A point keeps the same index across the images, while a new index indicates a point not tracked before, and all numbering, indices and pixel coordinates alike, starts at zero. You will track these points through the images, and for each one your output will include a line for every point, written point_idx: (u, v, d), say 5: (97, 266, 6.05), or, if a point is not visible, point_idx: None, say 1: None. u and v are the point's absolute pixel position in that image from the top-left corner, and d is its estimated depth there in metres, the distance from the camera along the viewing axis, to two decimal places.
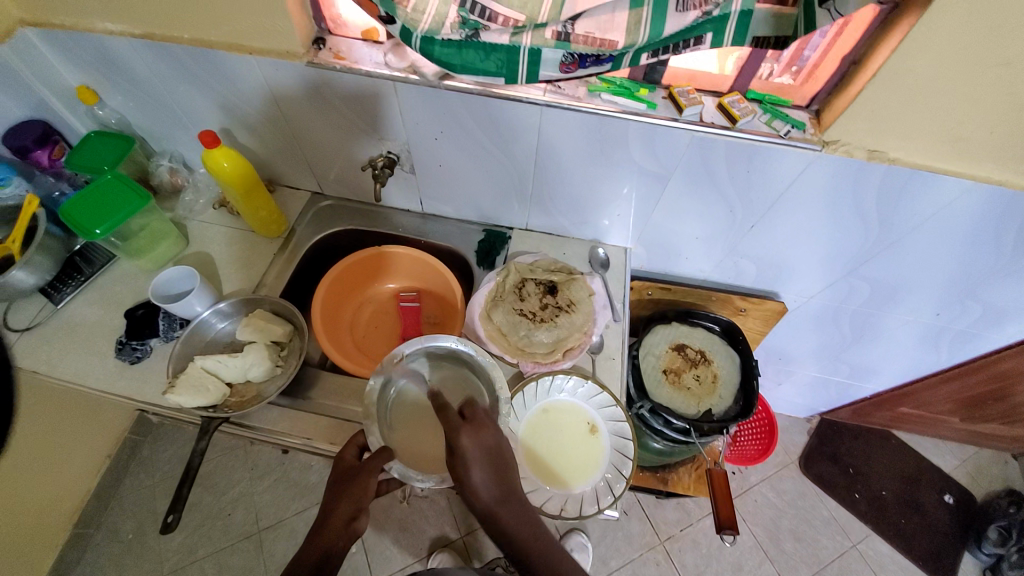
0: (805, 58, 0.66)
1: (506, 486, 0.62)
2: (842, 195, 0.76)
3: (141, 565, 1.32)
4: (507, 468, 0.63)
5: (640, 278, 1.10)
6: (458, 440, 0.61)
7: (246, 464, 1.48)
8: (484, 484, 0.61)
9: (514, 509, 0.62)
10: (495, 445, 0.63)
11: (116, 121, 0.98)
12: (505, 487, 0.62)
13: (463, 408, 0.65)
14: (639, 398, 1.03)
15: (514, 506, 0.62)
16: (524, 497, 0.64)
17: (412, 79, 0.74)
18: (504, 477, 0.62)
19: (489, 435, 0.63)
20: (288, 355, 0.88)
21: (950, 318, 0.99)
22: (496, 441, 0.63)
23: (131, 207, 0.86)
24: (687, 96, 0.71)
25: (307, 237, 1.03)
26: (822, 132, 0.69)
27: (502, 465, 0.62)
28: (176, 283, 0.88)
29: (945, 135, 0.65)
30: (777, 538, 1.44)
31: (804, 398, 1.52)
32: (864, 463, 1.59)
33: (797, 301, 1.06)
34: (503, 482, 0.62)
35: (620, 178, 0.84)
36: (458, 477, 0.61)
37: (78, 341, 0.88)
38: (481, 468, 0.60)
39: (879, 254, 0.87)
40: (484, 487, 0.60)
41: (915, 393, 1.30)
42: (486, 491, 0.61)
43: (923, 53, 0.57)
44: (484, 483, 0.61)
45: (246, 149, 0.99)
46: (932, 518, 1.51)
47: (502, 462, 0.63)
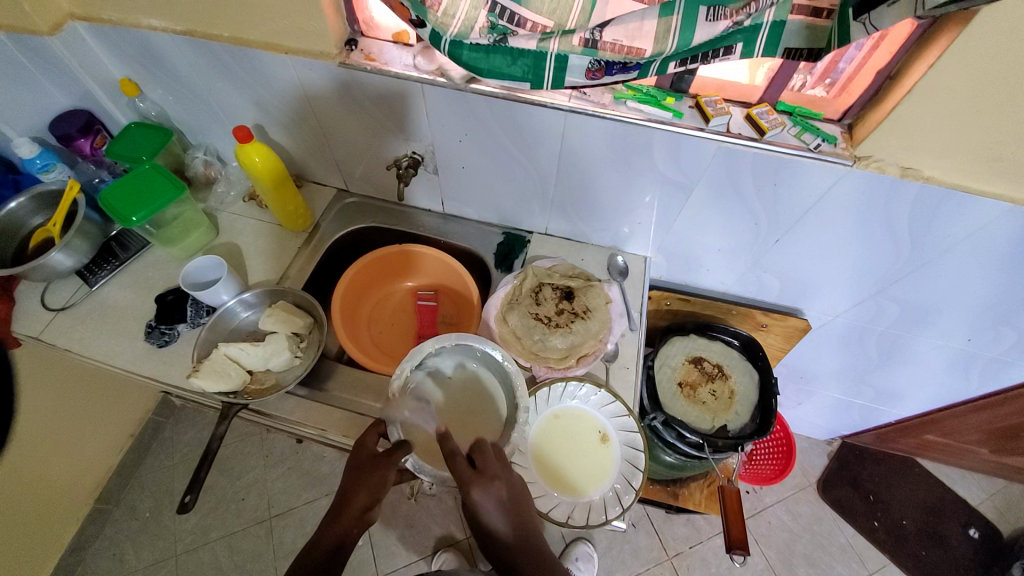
0: (840, 71, 0.65)
1: (521, 528, 0.63)
2: (873, 211, 0.74)
3: (156, 543, 1.36)
4: (520, 504, 0.64)
5: (659, 287, 1.09)
6: (469, 495, 0.60)
7: (261, 450, 1.51)
8: (502, 527, 0.62)
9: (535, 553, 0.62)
10: (508, 488, 0.63)
11: (156, 114, 1.02)
12: (521, 528, 0.63)
13: (472, 455, 0.64)
14: (652, 410, 1.02)
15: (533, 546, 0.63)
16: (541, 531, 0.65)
17: (439, 82, 0.76)
18: (519, 515, 0.63)
19: (499, 480, 0.62)
20: (306, 347, 0.89)
21: (982, 345, 0.95)
22: (505, 492, 0.62)
23: (167, 195, 0.90)
24: (714, 106, 0.70)
25: (332, 233, 1.05)
26: (855, 146, 0.67)
27: (516, 505, 0.63)
28: (204, 272, 0.91)
29: (983, 153, 0.62)
30: (790, 563, 1.40)
31: (824, 419, 1.48)
32: (884, 489, 1.53)
33: (821, 319, 1.04)
34: (518, 521, 0.63)
35: (643, 186, 0.83)
36: (478, 525, 0.62)
37: (111, 322, 0.92)
38: (496, 515, 0.61)
39: (909, 275, 0.84)
40: (503, 528, 0.62)
41: (943, 421, 1.25)
42: (504, 531, 0.62)
43: (962, 68, 0.55)
44: (502, 527, 0.62)
45: (276, 145, 1.02)
46: (955, 552, 1.44)
47: (514, 501, 0.63)
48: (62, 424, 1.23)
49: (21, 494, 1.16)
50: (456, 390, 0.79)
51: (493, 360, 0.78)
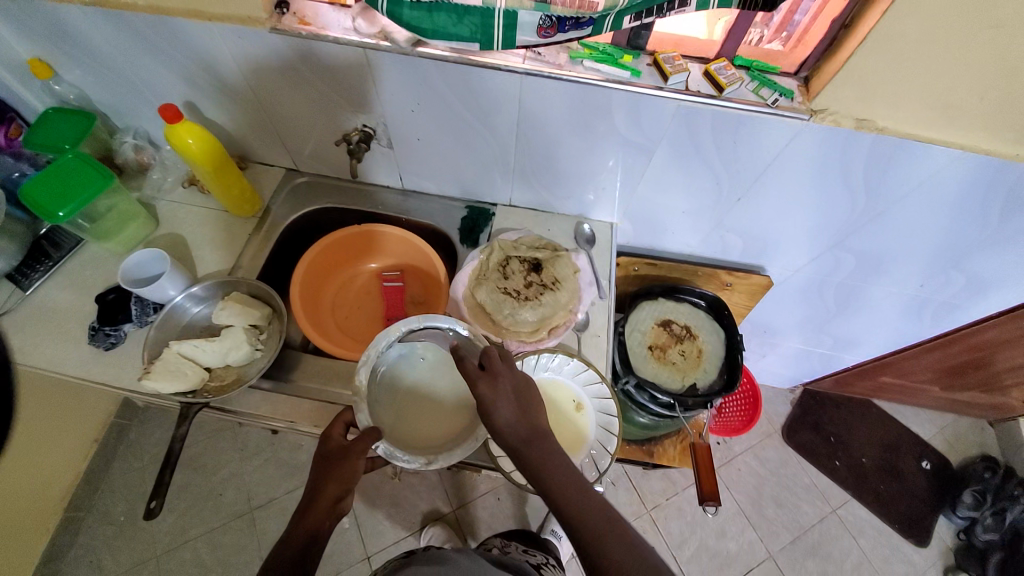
0: (795, 23, 0.64)
1: (530, 422, 0.63)
2: (830, 165, 0.75)
3: (134, 547, 1.33)
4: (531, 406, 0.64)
5: (626, 253, 1.09)
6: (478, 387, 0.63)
7: (235, 445, 1.47)
8: (509, 417, 0.62)
9: (542, 446, 0.60)
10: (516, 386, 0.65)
11: (75, 97, 0.92)
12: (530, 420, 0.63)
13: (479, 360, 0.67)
14: (625, 374, 1.03)
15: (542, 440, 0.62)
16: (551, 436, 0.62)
17: (384, 46, 0.70)
18: (528, 414, 0.63)
19: (509, 378, 0.66)
20: (267, 338, 0.85)
21: (934, 289, 1.00)
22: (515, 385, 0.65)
23: (95, 186, 0.82)
24: (672, 62, 0.69)
25: (283, 216, 0.99)
26: (810, 100, 0.67)
27: (525, 402, 0.64)
28: (147, 266, 0.85)
29: (933, 103, 0.63)
30: (760, 504, 1.49)
31: (788, 369, 1.55)
32: (845, 431, 1.64)
33: (783, 275, 1.06)
34: (528, 417, 0.63)
35: (605, 150, 0.81)
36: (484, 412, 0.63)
37: (49, 327, 0.85)
38: (505, 401, 0.63)
39: (865, 226, 0.86)
40: (510, 416, 0.62)
41: (896, 363, 1.32)
42: (511, 423, 0.62)
43: (913, 15, 0.54)
44: (509, 418, 0.62)
45: (214, 124, 0.95)
46: (910, 483, 1.56)
47: (527, 403, 0.64)
48: (26, 438, 1.16)
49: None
50: (431, 370, 0.78)
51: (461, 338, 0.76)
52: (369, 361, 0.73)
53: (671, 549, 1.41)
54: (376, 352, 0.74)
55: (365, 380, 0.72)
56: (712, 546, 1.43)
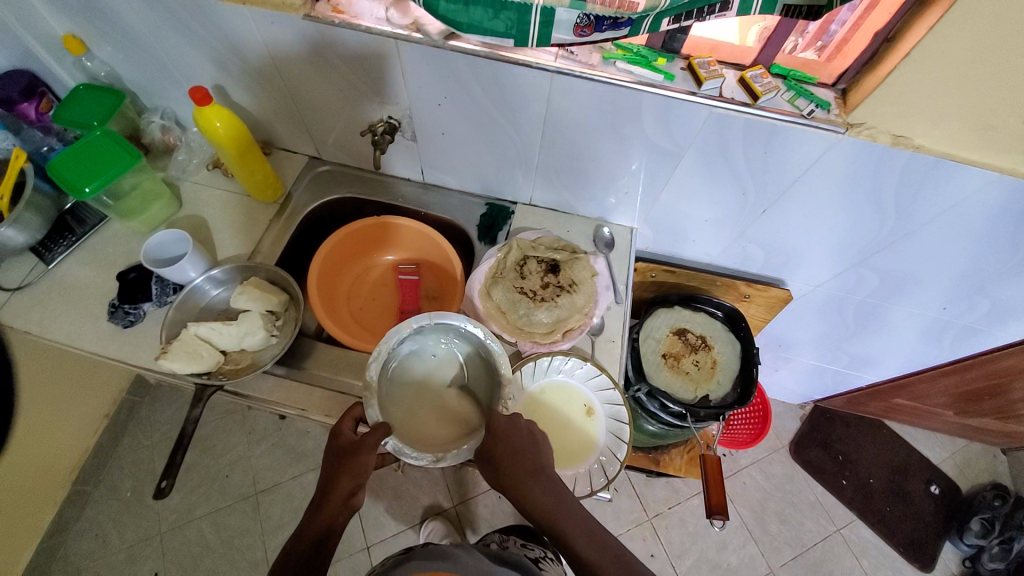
0: (832, 33, 0.63)
1: (533, 443, 0.67)
2: (862, 181, 0.73)
3: (139, 522, 1.35)
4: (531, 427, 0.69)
5: (644, 259, 1.08)
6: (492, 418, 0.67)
7: (243, 427, 1.49)
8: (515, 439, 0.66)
9: (542, 484, 0.65)
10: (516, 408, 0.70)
11: (106, 75, 0.93)
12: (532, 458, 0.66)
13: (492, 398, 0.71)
14: (637, 381, 1.02)
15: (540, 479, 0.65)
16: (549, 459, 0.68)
17: (415, 38, 0.70)
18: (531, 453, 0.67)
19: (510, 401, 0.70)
20: (283, 325, 0.85)
21: (956, 313, 0.97)
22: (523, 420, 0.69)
23: (121, 165, 0.83)
24: (707, 67, 0.67)
25: (304, 204, 0.99)
26: (848, 113, 0.65)
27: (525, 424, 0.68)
28: (169, 247, 0.85)
29: (974, 123, 0.61)
30: (763, 520, 1.47)
31: (799, 384, 1.52)
32: (854, 450, 1.61)
33: (802, 289, 1.05)
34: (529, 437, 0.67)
35: (631, 154, 0.80)
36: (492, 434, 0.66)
37: (71, 302, 0.86)
38: (510, 423, 0.67)
39: (891, 245, 0.84)
40: (516, 438, 0.66)
41: (911, 385, 1.30)
42: (516, 445, 0.65)
43: (962, 30, 0.53)
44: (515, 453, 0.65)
45: (240, 109, 0.95)
46: (917, 507, 1.53)
47: (528, 425, 0.69)
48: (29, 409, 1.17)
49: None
50: (441, 368, 0.77)
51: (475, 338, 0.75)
52: (381, 356, 0.72)
53: (671, 558, 1.40)
54: (389, 347, 0.73)
55: (375, 374, 0.71)
56: (712, 558, 1.41)
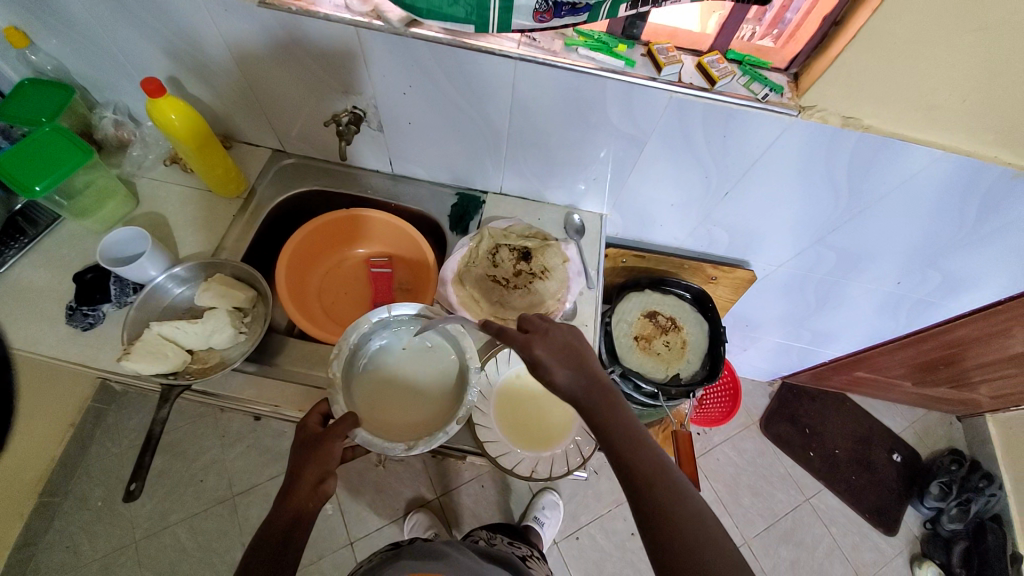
0: (787, 20, 0.66)
1: (591, 379, 0.56)
2: (816, 162, 0.76)
3: (113, 531, 1.31)
4: (586, 358, 0.57)
5: (615, 245, 1.09)
6: (529, 351, 0.55)
7: (217, 431, 1.46)
8: (565, 380, 0.55)
9: (605, 406, 0.55)
10: (562, 340, 0.57)
11: (52, 68, 0.89)
12: (589, 377, 0.56)
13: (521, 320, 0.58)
14: (610, 363, 1.05)
15: (602, 397, 0.55)
16: (614, 389, 0.56)
17: (376, 25, 0.69)
18: (588, 371, 0.56)
19: (556, 334, 0.57)
20: (251, 322, 0.84)
21: (910, 287, 1.03)
22: (568, 339, 0.57)
23: (74, 162, 0.79)
24: (665, 54, 0.69)
25: (269, 198, 0.97)
26: (799, 96, 0.68)
27: (576, 355, 0.57)
28: (128, 245, 0.82)
29: (919, 102, 0.65)
30: (736, 493, 1.53)
31: (767, 362, 1.58)
32: (820, 424, 1.69)
33: (767, 270, 1.08)
34: (583, 371, 0.56)
35: (597, 140, 0.82)
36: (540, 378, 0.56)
37: (22, 306, 0.82)
38: (558, 367, 0.55)
39: (847, 223, 0.88)
40: (567, 382, 0.55)
41: (872, 358, 1.37)
42: (568, 385, 0.55)
43: (903, 13, 0.55)
44: (565, 380, 0.55)
45: (198, 101, 0.92)
46: (880, 474, 1.62)
47: (583, 363, 0.56)
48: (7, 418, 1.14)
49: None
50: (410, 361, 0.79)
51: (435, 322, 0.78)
52: (342, 354, 0.74)
53: None
54: (349, 345, 0.75)
55: (338, 373, 0.72)
56: None
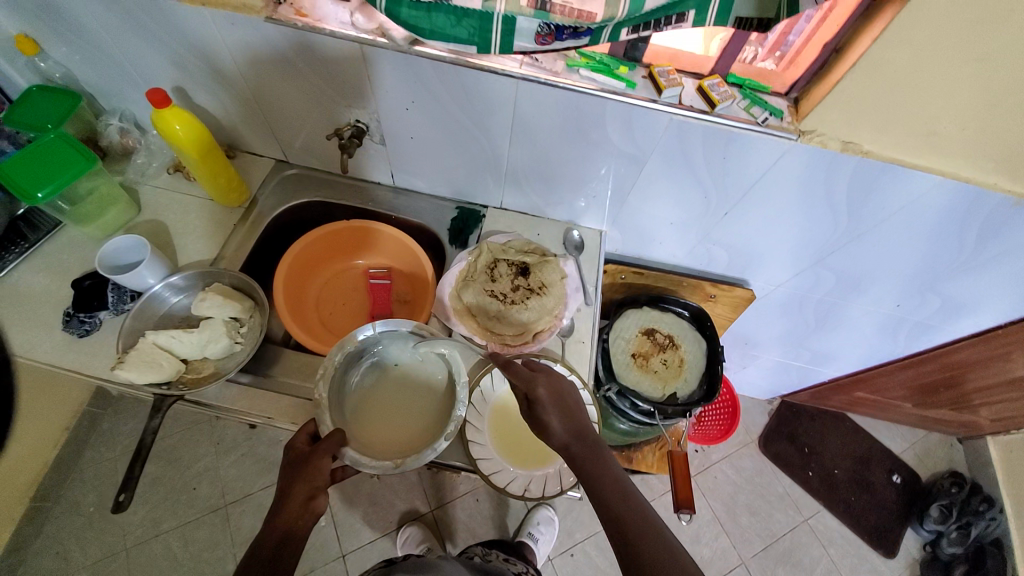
0: (789, 43, 0.65)
1: (576, 425, 0.64)
2: (815, 186, 0.77)
3: (103, 538, 1.29)
4: (577, 409, 0.65)
5: (614, 261, 1.09)
6: (535, 389, 0.66)
7: (211, 438, 1.45)
8: (558, 427, 0.63)
9: (588, 453, 0.62)
10: (557, 389, 0.67)
11: (60, 76, 0.90)
12: (576, 425, 0.64)
13: (526, 363, 0.71)
14: (607, 381, 1.05)
15: (586, 441, 0.63)
16: (598, 440, 0.63)
17: (381, 43, 0.70)
18: (575, 418, 0.65)
19: (555, 381, 0.68)
20: (248, 332, 0.83)
21: (910, 309, 1.03)
22: (564, 387, 0.67)
23: (77, 169, 0.80)
24: (666, 76, 0.69)
25: (270, 208, 0.97)
26: (800, 121, 0.68)
27: (569, 409, 0.65)
28: (127, 253, 0.83)
29: (917, 129, 0.65)
30: (734, 513, 1.52)
31: (767, 380, 1.57)
32: (819, 443, 1.67)
33: (766, 289, 1.08)
34: (573, 423, 0.64)
35: (598, 159, 0.82)
36: (536, 423, 0.65)
37: (20, 311, 0.82)
38: (552, 412, 0.64)
39: (847, 245, 0.88)
40: (560, 427, 0.64)
41: (872, 379, 1.36)
42: (560, 431, 0.63)
43: (901, 44, 0.56)
44: (556, 424, 0.64)
45: (204, 111, 0.93)
46: (880, 495, 1.60)
47: (577, 414, 0.65)
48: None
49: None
50: (399, 379, 0.79)
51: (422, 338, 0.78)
52: (328, 375, 0.73)
53: None
54: (335, 364, 0.74)
55: (325, 393, 0.71)
56: (687, 552, 1.44)
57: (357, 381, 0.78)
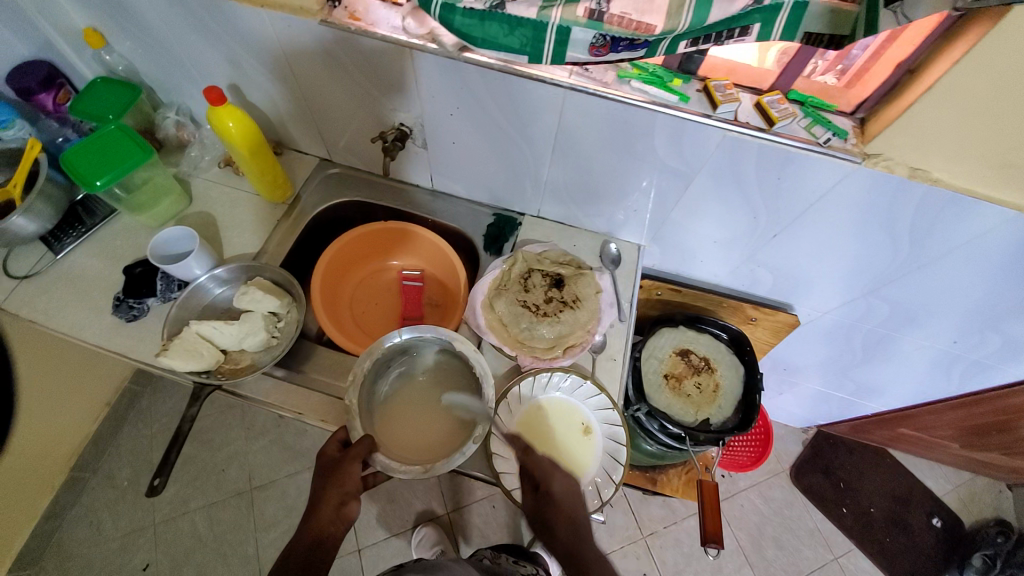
0: (852, 58, 0.61)
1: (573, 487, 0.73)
2: (876, 213, 0.72)
3: (135, 512, 1.35)
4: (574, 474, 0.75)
5: (650, 277, 1.06)
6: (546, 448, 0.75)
7: (242, 422, 1.49)
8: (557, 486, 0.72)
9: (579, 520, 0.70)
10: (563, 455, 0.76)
11: (124, 69, 0.95)
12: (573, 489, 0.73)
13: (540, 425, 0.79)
14: (636, 401, 1.02)
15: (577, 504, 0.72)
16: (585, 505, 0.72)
17: (430, 48, 0.70)
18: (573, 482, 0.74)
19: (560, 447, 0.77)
20: (284, 326, 0.85)
21: (967, 347, 0.95)
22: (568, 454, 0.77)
23: (134, 159, 0.83)
24: (723, 91, 0.66)
25: (312, 205, 0.99)
26: (865, 143, 0.64)
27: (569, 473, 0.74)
28: (177, 243, 0.86)
29: (996, 160, 0.59)
30: (759, 545, 1.45)
31: (803, 409, 1.50)
32: (855, 478, 1.58)
33: (810, 315, 1.03)
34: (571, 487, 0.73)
35: (641, 171, 0.79)
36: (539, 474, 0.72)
37: (77, 292, 0.86)
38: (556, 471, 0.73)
39: (904, 276, 0.83)
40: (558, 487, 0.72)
41: (918, 416, 1.27)
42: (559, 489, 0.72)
43: (987, 68, 0.51)
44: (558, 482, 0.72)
45: (254, 108, 0.96)
46: (918, 539, 1.50)
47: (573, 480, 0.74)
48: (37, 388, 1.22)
49: (24, 447, 1.21)
50: (425, 384, 0.79)
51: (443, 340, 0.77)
52: (358, 381, 0.73)
53: None
54: (365, 371, 0.73)
55: (355, 399, 0.71)
56: None
57: (384, 388, 0.78)
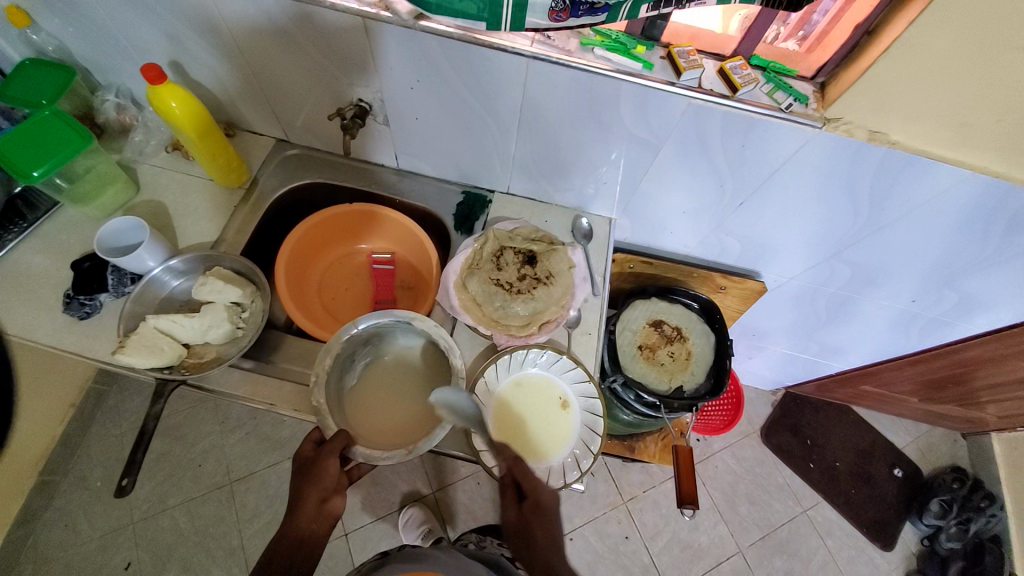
0: (813, 23, 0.62)
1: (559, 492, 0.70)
2: (837, 177, 0.73)
3: (110, 513, 1.32)
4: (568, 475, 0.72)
5: (623, 250, 1.07)
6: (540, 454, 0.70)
7: (215, 416, 1.46)
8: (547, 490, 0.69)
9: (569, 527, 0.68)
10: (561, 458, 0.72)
11: (55, 49, 0.87)
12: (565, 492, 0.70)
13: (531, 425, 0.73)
14: (612, 372, 1.03)
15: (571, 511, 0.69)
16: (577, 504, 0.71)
17: (384, 17, 0.66)
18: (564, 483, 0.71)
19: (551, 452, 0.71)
20: (249, 317, 0.82)
21: (924, 305, 1.00)
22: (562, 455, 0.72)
23: (72, 148, 0.77)
24: (687, 57, 0.65)
25: (271, 189, 0.95)
26: (825, 107, 0.65)
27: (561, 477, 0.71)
28: (125, 234, 0.81)
29: (948, 120, 0.61)
30: (734, 502, 1.52)
31: (772, 371, 1.55)
32: (821, 435, 1.67)
33: (777, 281, 1.06)
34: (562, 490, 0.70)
35: (610, 143, 0.79)
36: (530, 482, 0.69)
37: (21, 291, 0.81)
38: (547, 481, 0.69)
39: (864, 239, 0.85)
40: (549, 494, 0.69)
41: (879, 373, 1.34)
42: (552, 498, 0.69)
43: (940, 27, 0.52)
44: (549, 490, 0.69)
45: (201, 88, 0.90)
46: (880, 488, 1.60)
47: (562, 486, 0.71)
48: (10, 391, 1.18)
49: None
50: (394, 368, 0.79)
51: (402, 323, 0.76)
52: (322, 379, 0.70)
53: (644, 540, 1.44)
54: (327, 367, 0.71)
55: (323, 398, 0.69)
56: (684, 539, 1.46)
57: (353, 380, 0.77)
